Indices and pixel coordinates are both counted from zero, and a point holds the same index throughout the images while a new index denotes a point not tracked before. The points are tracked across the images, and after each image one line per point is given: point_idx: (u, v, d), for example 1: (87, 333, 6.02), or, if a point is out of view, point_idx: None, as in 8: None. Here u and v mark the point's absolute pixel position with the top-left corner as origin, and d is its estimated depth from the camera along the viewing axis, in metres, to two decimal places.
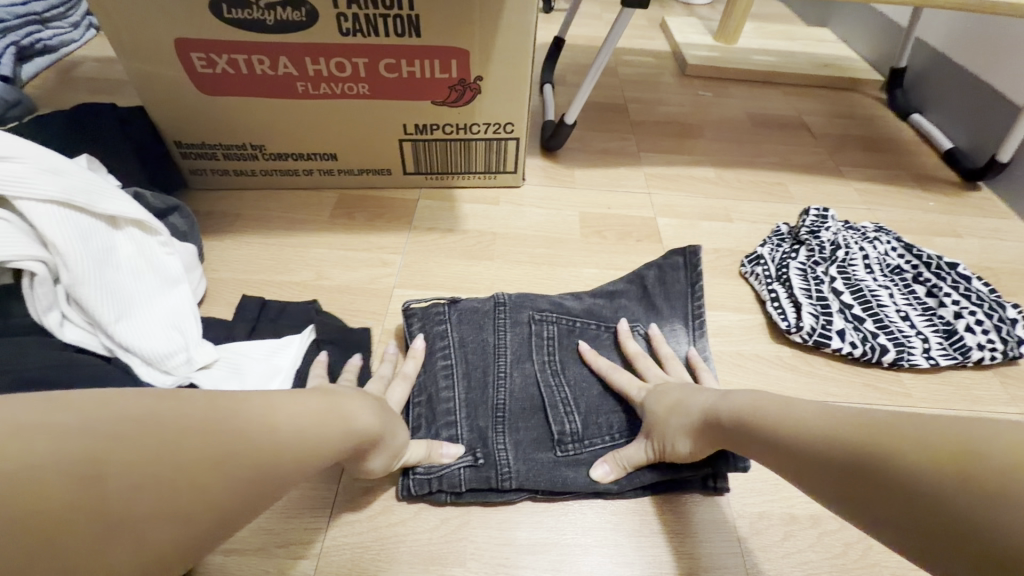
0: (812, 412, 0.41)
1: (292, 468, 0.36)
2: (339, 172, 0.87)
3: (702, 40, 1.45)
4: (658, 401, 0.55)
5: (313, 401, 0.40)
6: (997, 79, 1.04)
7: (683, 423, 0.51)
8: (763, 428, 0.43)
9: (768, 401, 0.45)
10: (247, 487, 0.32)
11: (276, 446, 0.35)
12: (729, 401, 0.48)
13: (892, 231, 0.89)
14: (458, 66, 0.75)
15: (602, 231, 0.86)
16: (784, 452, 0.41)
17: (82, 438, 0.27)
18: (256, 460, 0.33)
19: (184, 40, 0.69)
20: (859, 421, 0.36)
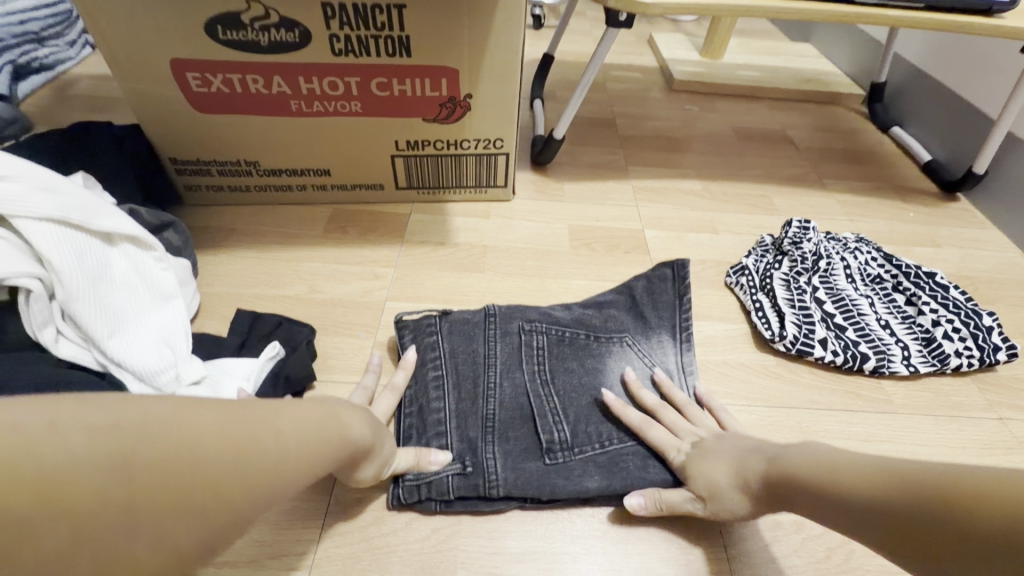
0: (855, 463, 0.41)
1: (293, 480, 0.35)
2: (332, 187, 0.88)
3: (687, 56, 1.49)
4: (710, 463, 0.53)
5: (313, 411, 0.40)
6: (973, 94, 1.07)
7: (733, 480, 0.51)
8: (807, 481, 0.44)
9: (811, 454, 0.45)
10: (254, 498, 0.32)
11: (281, 456, 0.34)
12: (779, 454, 0.48)
13: (872, 241, 0.91)
14: (448, 84, 0.77)
15: (591, 243, 0.87)
16: (836, 507, 0.41)
17: (89, 437, 0.26)
18: (263, 470, 0.32)
19: (181, 60, 0.70)
20: (889, 468, 0.38)
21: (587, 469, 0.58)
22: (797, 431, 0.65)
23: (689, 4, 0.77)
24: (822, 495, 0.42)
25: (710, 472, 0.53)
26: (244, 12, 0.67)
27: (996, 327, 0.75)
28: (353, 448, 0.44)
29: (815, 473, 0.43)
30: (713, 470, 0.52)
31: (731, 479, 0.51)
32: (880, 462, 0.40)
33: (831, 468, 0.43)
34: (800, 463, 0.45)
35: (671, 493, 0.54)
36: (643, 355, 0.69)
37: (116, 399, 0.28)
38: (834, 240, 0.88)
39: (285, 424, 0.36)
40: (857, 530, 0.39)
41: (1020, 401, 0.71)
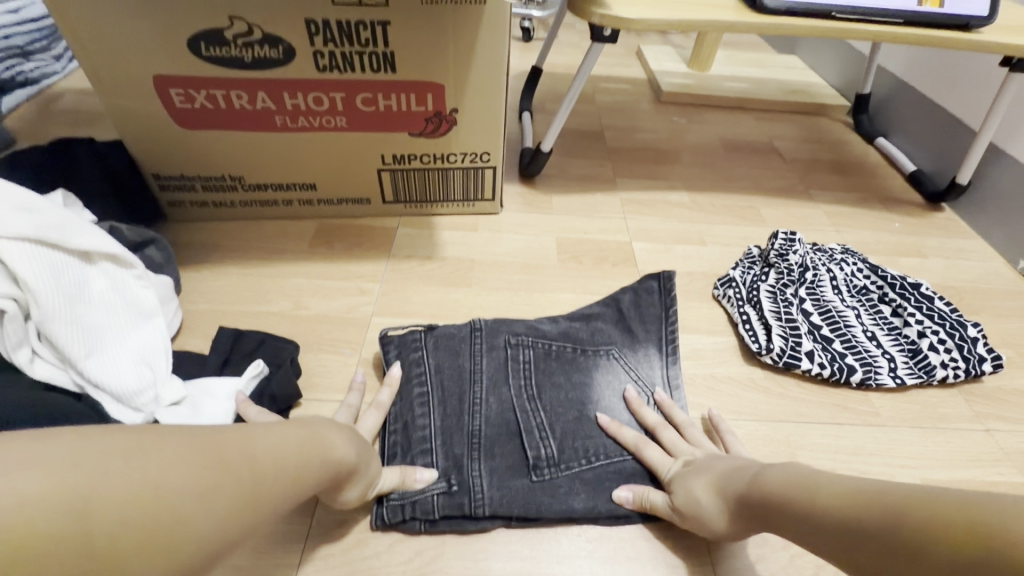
0: (833, 484, 0.40)
1: (269, 508, 0.34)
2: (318, 202, 0.88)
3: (675, 68, 1.50)
4: (692, 480, 0.53)
5: (292, 434, 0.39)
6: (955, 106, 1.08)
7: (714, 497, 0.50)
8: (784, 499, 0.43)
9: (793, 472, 0.44)
10: (225, 529, 0.31)
11: (254, 483, 0.33)
12: (760, 472, 0.47)
13: (858, 252, 0.92)
14: (434, 99, 0.77)
15: (578, 256, 0.87)
16: (811, 526, 0.40)
17: (38, 478, 0.25)
18: (234, 499, 0.31)
19: (164, 76, 0.70)
20: (868, 492, 0.37)
21: (573, 486, 0.57)
22: (785, 445, 0.64)
23: (673, 19, 0.77)
24: (797, 513, 0.41)
25: (692, 488, 0.52)
26: (227, 29, 0.67)
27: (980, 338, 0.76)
28: (335, 468, 0.43)
29: (792, 492, 0.43)
30: (695, 487, 0.52)
31: (710, 496, 0.51)
32: (858, 484, 0.39)
33: (808, 487, 0.42)
34: (780, 481, 0.45)
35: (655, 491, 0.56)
36: (630, 368, 0.69)
37: (73, 436, 0.28)
38: (821, 251, 0.89)
39: (260, 449, 0.35)
40: (830, 550, 0.38)
41: (1007, 412, 0.71)
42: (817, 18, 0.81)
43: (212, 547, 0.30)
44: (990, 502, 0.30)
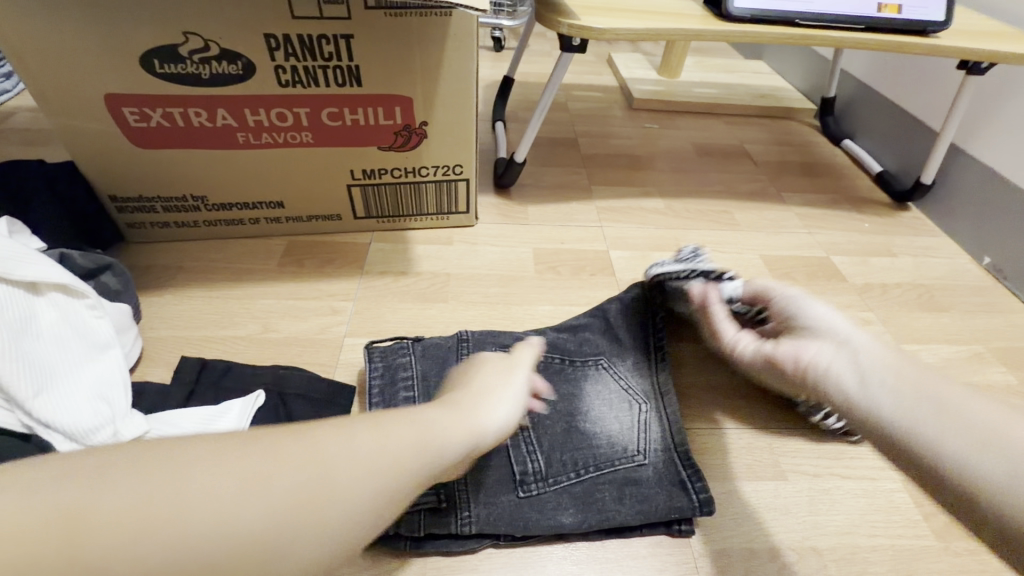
0: (946, 393, 0.42)
1: (310, 539, 0.30)
2: (287, 220, 0.85)
3: (646, 75, 1.51)
4: (827, 311, 0.53)
5: (343, 439, 0.34)
6: (917, 108, 1.11)
7: (834, 319, 0.52)
8: (885, 378, 0.45)
9: (896, 361, 0.46)
10: (240, 561, 0.28)
11: (293, 505, 0.30)
12: (878, 355, 0.47)
13: (819, 259, 0.93)
14: (403, 112, 0.75)
15: (556, 267, 0.86)
16: (883, 421, 0.43)
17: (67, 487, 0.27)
18: (217, 533, 0.28)
19: (116, 95, 0.67)
20: (978, 430, 0.38)
21: (561, 502, 0.55)
22: (766, 452, 0.64)
23: (641, 28, 0.77)
24: (892, 417, 0.43)
25: (831, 314, 0.53)
26: (182, 45, 0.64)
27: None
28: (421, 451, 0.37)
29: (881, 373, 0.46)
30: (832, 315, 0.53)
31: (837, 317, 0.52)
32: (981, 416, 0.39)
33: (909, 387, 0.44)
34: (878, 354, 0.47)
35: (813, 311, 0.54)
36: (619, 377, 0.67)
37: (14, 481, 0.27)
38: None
39: (311, 460, 0.32)
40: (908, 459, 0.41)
41: None
42: (782, 26, 0.82)
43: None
44: None
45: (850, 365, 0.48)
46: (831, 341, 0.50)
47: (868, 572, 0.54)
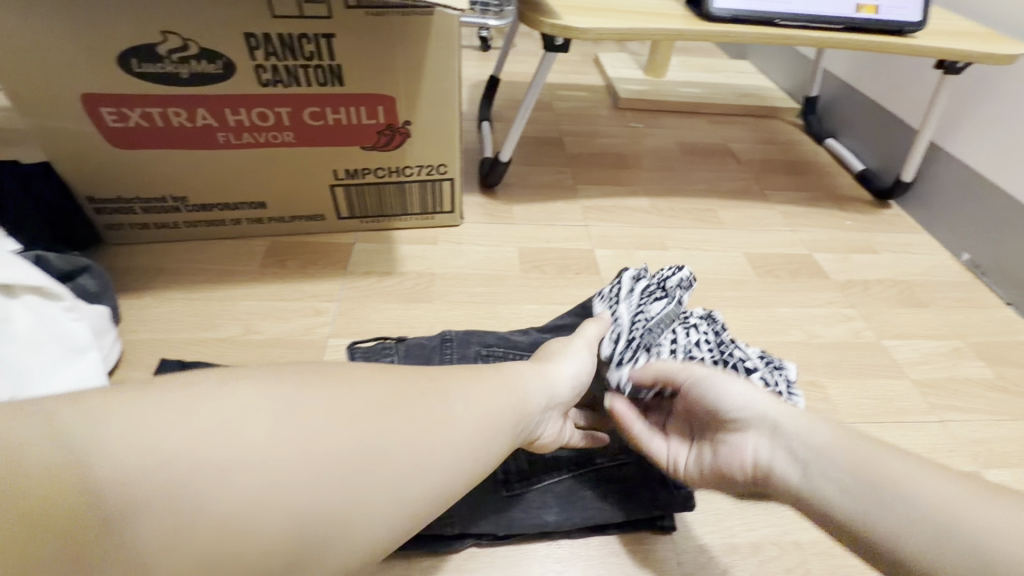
0: (898, 475, 0.39)
1: (444, 461, 0.35)
2: (269, 220, 0.85)
3: (632, 75, 1.52)
4: (750, 394, 0.48)
5: (463, 383, 0.39)
6: (897, 107, 1.13)
7: (761, 406, 0.47)
8: (833, 474, 0.41)
9: (837, 444, 0.42)
10: (376, 474, 0.32)
11: (416, 431, 0.34)
12: (812, 438, 0.43)
13: (795, 265, 0.92)
14: (385, 111, 0.75)
15: (541, 266, 0.86)
16: (849, 525, 0.39)
17: (248, 396, 0.31)
18: (380, 449, 0.33)
19: (93, 94, 0.66)
20: (932, 517, 0.36)
21: (544, 500, 0.55)
22: None
23: (622, 28, 0.77)
24: (861, 521, 0.39)
25: (754, 399, 0.47)
26: (160, 44, 0.64)
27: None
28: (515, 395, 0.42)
29: (827, 466, 0.41)
30: (755, 398, 0.47)
31: (762, 400, 0.47)
32: (936, 498, 0.37)
33: (863, 477, 0.40)
34: (815, 438, 0.43)
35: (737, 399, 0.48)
36: None
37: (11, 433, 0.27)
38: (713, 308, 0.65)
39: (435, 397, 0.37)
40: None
41: (959, 402, 0.71)
42: (762, 26, 0.83)
43: (361, 498, 0.32)
44: None
45: (793, 464, 0.43)
46: (766, 434, 0.45)
47: (848, 565, 0.55)
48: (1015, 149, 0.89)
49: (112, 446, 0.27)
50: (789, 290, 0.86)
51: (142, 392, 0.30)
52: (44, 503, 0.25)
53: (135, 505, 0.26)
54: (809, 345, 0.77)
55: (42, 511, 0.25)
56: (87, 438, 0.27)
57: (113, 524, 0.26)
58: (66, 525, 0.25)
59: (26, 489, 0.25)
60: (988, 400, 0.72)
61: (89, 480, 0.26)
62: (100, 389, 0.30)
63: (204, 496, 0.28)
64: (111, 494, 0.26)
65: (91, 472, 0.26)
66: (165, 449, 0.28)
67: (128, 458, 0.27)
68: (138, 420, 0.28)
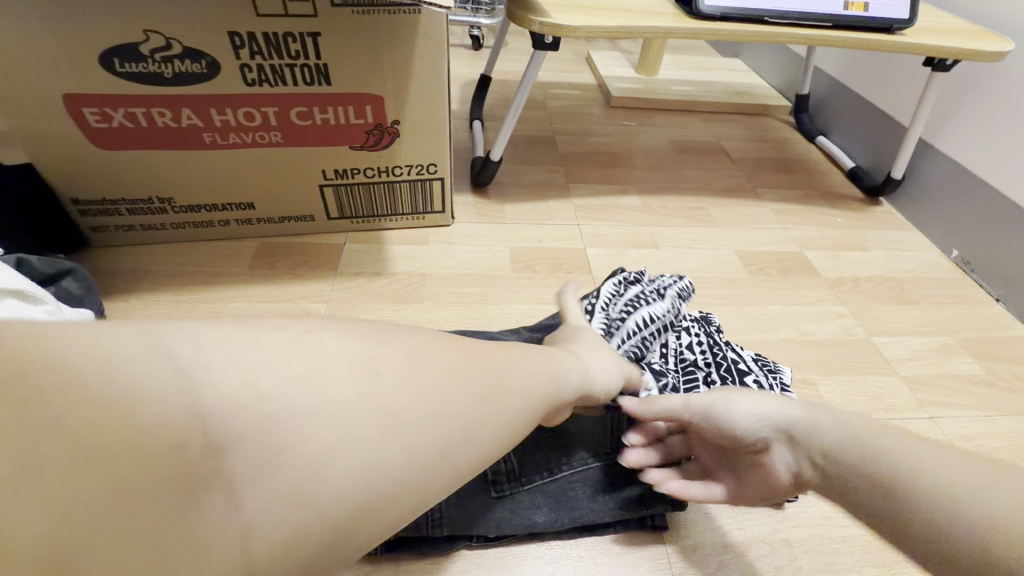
0: (918, 457, 0.39)
1: (505, 432, 0.34)
2: (257, 221, 0.84)
3: (624, 73, 1.52)
4: (754, 406, 0.47)
5: (516, 353, 0.39)
6: (888, 105, 1.13)
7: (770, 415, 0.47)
8: (851, 465, 0.41)
9: (853, 435, 0.42)
10: (457, 438, 0.31)
11: (491, 398, 0.34)
12: (832, 432, 0.43)
13: (790, 255, 0.94)
14: (374, 111, 0.75)
15: (533, 265, 0.86)
16: (876, 509, 0.40)
17: (329, 348, 0.29)
18: (456, 416, 0.31)
19: (75, 95, 0.65)
20: (948, 495, 0.36)
21: (534, 501, 0.55)
22: None
23: (612, 26, 0.77)
24: (889, 508, 0.39)
25: (762, 408, 0.47)
26: (142, 43, 0.63)
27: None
28: (568, 375, 0.44)
29: (849, 458, 0.42)
30: (762, 408, 0.47)
31: (772, 409, 0.47)
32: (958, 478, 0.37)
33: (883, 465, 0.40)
34: (833, 431, 0.43)
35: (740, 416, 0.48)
36: None
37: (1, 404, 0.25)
38: (711, 323, 0.74)
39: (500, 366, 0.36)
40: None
41: (948, 398, 0.72)
42: (752, 24, 0.83)
43: (441, 459, 0.30)
44: None
45: (821, 461, 0.43)
46: (785, 436, 0.46)
47: (838, 563, 0.55)
48: (1005, 146, 0.89)
49: (209, 380, 0.25)
50: (780, 288, 0.86)
51: (232, 331, 0.28)
52: (141, 430, 0.23)
53: (231, 443, 0.25)
54: (800, 343, 0.77)
55: (139, 439, 0.23)
56: (183, 369, 0.25)
57: (210, 460, 0.24)
58: (164, 456, 0.23)
59: (123, 414, 0.23)
60: (977, 396, 0.72)
61: (188, 411, 0.24)
62: (185, 323, 0.28)
63: (300, 440, 0.26)
64: (206, 430, 0.24)
65: (190, 404, 0.24)
66: (262, 388, 0.26)
67: (226, 394, 0.25)
68: (232, 357, 0.27)
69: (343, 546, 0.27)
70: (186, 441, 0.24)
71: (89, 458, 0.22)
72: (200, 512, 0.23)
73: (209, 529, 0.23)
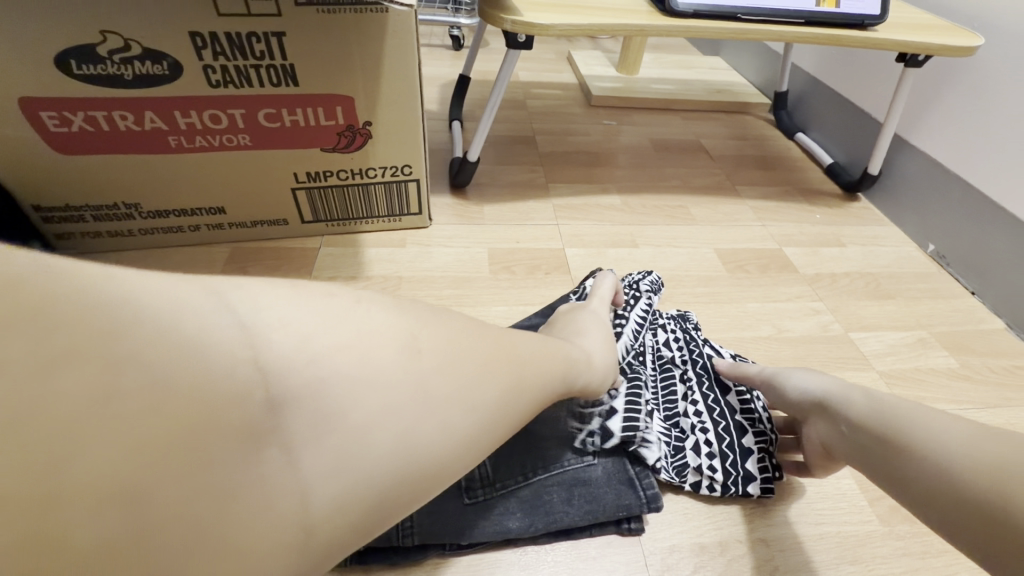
0: (909, 408, 0.43)
1: (521, 418, 0.35)
2: (229, 226, 0.82)
3: (605, 72, 1.52)
4: (810, 382, 0.54)
5: (529, 340, 0.40)
6: (864, 101, 1.13)
7: (817, 387, 0.53)
8: (856, 418, 0.47)
9: (869, 397, 0.47)
10: (484, 421, 0.32)
11: (515, 386, 0.34)
12: (852, 396, 0.49)
13: (769, 252, 0.94)
14: (344, 112, 0.73)
15: (511, 266, 0.85)
16: (865, 450, 0.44)
17: (374, 322, 0.30)
18: (483, 399, 0.32)
19: (31, 99, 0.63)
20: (921, 432, 0.41)
21: (509, 507, 0.54)
22: None
23: (585, 24, 0.76)
24: (875, 444, 0.44)
25: (813, 385, 0.53)
26: (100, 44, 0.61)
27: (768, 466, 0.59)
28: (576, 374, 0.44)
29: (859, 413, 0.47)
30: (815, 383, 0.53)
31: (820, 384, 0.53)
32: (936, 420, 0.41)
33: (881, 413, 0.44)
34: (854, 395, 0.49)
35: (794, 385, 0.55)
36: None
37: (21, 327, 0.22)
38: (689, 319, 0.74)
39: (521, 355, 0.36)
40: (955, 534, 0.36)
41: (922, 392, 0.72)
42: (725, 21, 0.83)
43: (468, 441, 0.31)
44: (992, 468, 0.36)
45: (837, 419, 0.49)
46: (820, 405, 0.51)
47: (814, 562, 0.55)
48: (977, 140, 0.89)
49: (270, 339, 0.26)
50: (759, 285, 0.86)
51: (286, 292, 0.28)
52: (204, 385, 0.23)
53: (287, 403, 0.25)
54: (778, 340, 0.77)
55: (206, 394, 0.23)
56: (245, 326, 0.25)
57: (267, 417, 0.25)
58: (224, 412, 0.23)
59: (186, 367, 0.23)
60: (953, 389, 0.73)
61: (250, 371, 0.24)
62: (245, 280, 0.28)
63: (347, 407, 0.27)
64: (265, 386, 0.25)
65: (253, 361, 0.25)
66: (316, 351, 0.27)
67: (282, 355, 0.26)
68: (288, 317, 0.27)
69: (375, 517, 0.28)
70: (246, 399, 0.24)
71: (152, 407, 0.21)
72: (257, 467, 0.24)
73: (257, 487, 0.24)
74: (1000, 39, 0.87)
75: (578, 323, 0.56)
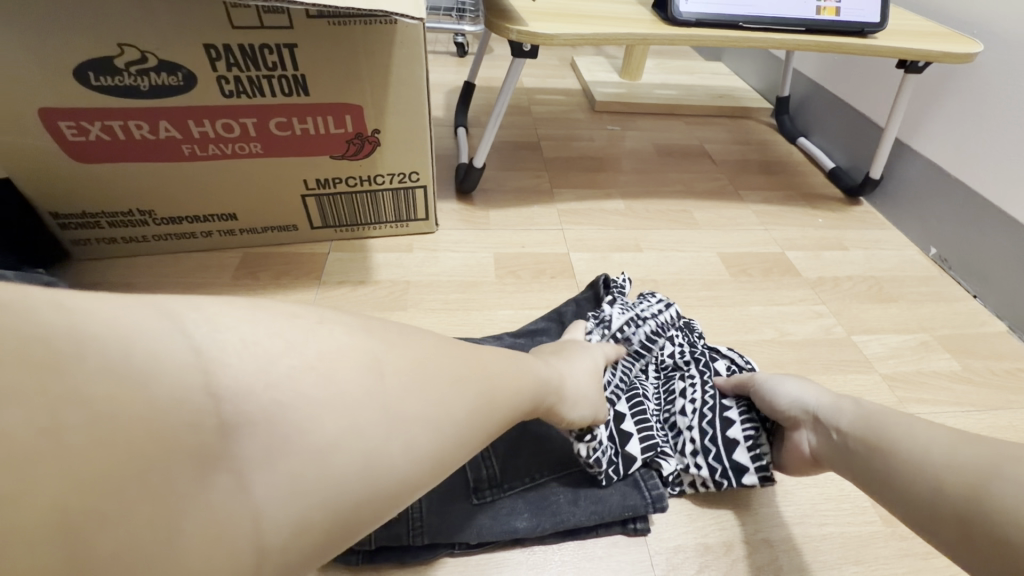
0: (904, 423, 0.44)
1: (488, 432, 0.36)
2: (241, 232, 0.84)
3: (608, 78, 1.53)
4: (802, 393, 0.54)
5: (499, 355, 0.41)
6: (866, 106, 1.14)
7: (811, 398, 0.53)
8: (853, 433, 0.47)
9: (865, 413, 0.48)
10: (448, 438, 0.33)
11: (481, 402, 0.35)
12: (846, 410, 0.49)
13: (772, 256, 0.95)
14: (353, 121, 0.75)
15: (516, 271, 0.86)
16: (863, 465, 0.45)
17: (332, 343, 0.30)
18: (446, 416, 0.33)
19: (49, 109, 0.65)
20: (915, 446, 0.41)
21: (516, 507, 0.55)
22: None
23: (589, 33, 0.78)
24: (872, 459, 0.44)
25: (806, 396, 0.54)
26: (117, 57, 0.63)
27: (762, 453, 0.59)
28: (547, 398, 0.45)
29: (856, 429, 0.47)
30: (808, 394, 0.54)
31: (814, 396, 0.53)
32: (927, 433, 0.42)
33: (877, 429, 0.45)
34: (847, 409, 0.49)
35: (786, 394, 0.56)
36: None
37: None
38: (694, 329, 0.74)
39: (489, 372, 0.37)
40: (946, 545, 0.37)
41: (925, 394, 0.73)
42: (726, 29, 0.84)
43: (432, 458, 0.32)
44: (978, 478, 0.36)
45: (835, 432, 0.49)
46: (813, 417, 0.52)
47: (817, 561, 0.56)
48: (978, 146, 0.90)
49: (227, 363, 0.26)
50: (762, 289, 0.87)
51: (246, 313, 0.28)
52: (157, 413, 0.23)
53: (240, 428, 0.25)
54: (781, 343, 0.78)
55: (158, 422, 0.23)
56: (199, 350, 0.25)
57: (221, 440, 0.24)
58: (178, 439, 0.23)
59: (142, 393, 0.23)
60: (955, 392, 0.73)
61: (204, 395, 0.24)
62: (198, 301, 0.28)
63: (305, 427, 0.27)
64: (220, 410, 0.25)
65: (206, 385, 0.25)
66: (278, 373, 0.27)
67: (239, 377, 0.26)
68: (245, 339, 0.27)
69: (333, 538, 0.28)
70: (200, 424, 0.24)
71: (103, 436, 0.21)
72: (209, 493, 0.23)
73: (211, 515, 0.23)
74: (1000, 46, 0.87)
75: (569, 355, 0.55)
